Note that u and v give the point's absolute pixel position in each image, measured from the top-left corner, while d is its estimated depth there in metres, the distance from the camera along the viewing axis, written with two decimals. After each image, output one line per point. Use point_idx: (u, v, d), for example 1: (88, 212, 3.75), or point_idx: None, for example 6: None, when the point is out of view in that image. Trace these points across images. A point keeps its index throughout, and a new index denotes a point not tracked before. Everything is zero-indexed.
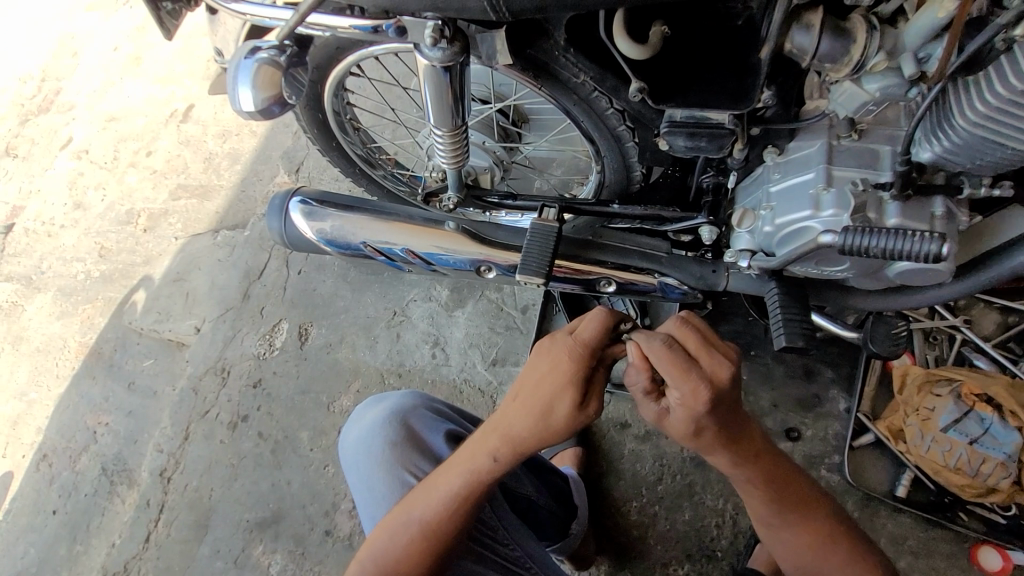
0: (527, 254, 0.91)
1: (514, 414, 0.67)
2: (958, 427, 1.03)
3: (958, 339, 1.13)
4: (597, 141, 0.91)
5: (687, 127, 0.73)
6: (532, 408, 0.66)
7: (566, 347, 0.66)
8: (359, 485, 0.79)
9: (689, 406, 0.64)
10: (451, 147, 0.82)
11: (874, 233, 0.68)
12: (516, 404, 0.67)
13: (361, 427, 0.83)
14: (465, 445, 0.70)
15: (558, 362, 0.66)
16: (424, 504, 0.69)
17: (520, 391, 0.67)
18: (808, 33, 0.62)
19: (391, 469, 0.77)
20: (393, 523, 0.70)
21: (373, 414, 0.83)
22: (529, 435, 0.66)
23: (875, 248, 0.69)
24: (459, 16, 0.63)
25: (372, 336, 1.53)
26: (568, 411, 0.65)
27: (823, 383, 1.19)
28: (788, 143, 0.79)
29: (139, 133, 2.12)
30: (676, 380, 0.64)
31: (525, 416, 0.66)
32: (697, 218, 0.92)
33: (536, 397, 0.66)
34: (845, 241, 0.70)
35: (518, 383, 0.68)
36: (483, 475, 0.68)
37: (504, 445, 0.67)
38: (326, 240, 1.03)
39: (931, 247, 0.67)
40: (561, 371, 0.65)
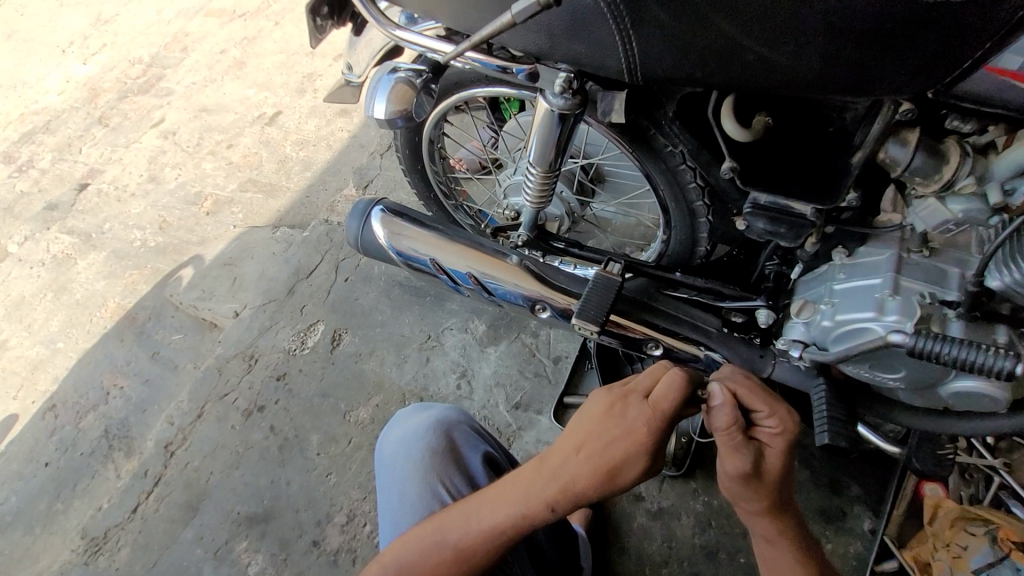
0: (587, 302, 0.95)
1: (575, 464, 0.66)
2: (991, 572, 0.98)
3: (996, 482, 1.09)
4: (671, 211, 0.96)
5: (770, 212, 0.77)
6: (603, 462, 0.65)
7: (647, 411, 0.66)
8: (387, 487, 0.79)
9: (787, 431, 0.68)
10: (540, 188, 0.87)
11: (946, 341, 0.70)
12: (582, 457, 0.66)
13: (403, 431, 0.84)
14: (513, 482, 0.69)
15: (637, 423, 0.66)
16: (461, 531, 0.68)
17: (588, 442, 0.67)
18: (903, 147, 0.67)
19: (424, 478, 0.77)
20: (421, 538, 0.69)
21: (418, 421, 0.85)
22: (587, 488, 0.65)
23: (944, 356, 0.70)
24: (593, 72, 0.70)
25: (402, 354, 1.55)
26: (635, 468, 0.65)
27: (849, 498, 1.16)
28: (857, 248, 0.83)
29: (226, 127, 2.29)
30: (771, 406, 0.69)
31: (592, 471, 0.65)
32: (754, 300, 0.97)
33: (604, 451, 0.65)
34: (916, 343, 0.71)
35: (585, 433, 0.67)
36: (530, 521, 0.66)
37: (558, 492, 0.66)
38: (397, 251, 1.09)
39: (1005, 363, 0.68)
40: (637, 435, 0.66)
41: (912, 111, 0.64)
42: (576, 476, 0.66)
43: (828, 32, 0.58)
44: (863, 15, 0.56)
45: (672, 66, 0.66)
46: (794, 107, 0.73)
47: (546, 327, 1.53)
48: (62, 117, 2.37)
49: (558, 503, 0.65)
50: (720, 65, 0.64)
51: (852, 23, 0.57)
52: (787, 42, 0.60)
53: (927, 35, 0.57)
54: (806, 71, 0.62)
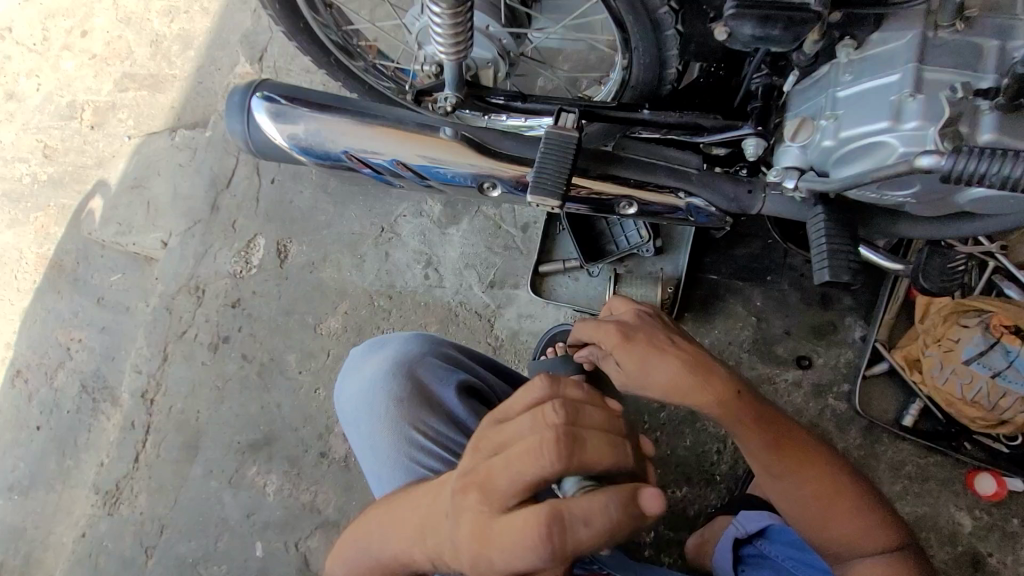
0: (542, 171, 0.77)
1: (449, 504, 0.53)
2: (982, 360, 0.97)
3: (989, 267, 1.05)
4: (628, 29, 0.75)
5: (761, 9, 0.57)
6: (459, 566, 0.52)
7: (475, 544, 0.49)
8: (367, 439, 0.79)
9: (616, 338, 0.76)
10: (451, 31, 0.68)
11: (993, 160, 0.56)
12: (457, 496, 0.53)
13: (359, 379, 0.82)
14: (430, 507, 0.58)
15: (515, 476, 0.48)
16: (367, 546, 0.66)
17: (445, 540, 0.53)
18: None
19: (400, 427, 0.77)
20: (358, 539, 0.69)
21: (375, 366, 0.81)
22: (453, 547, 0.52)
23: (991, 177, 0.57)
24: None
25: (358, 253, 1.40)
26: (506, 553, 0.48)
27: (840, 310, 1.14)
28: (869, 36, 0.65)
29: (70, 8, 1.79)
30: (590, 328, 0.79)
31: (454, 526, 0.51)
32: (742, 129, 0.77)
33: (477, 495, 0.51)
34: (956, 167, 0.57)
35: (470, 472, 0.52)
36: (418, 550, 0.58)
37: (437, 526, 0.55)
38: (301, 149, 0.86)
39: None
40: (483, 537, 0.49)
41: None
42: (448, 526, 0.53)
43: None
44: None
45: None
46: None
47: None
48: None
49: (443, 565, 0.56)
50: None
51: None
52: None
53: None
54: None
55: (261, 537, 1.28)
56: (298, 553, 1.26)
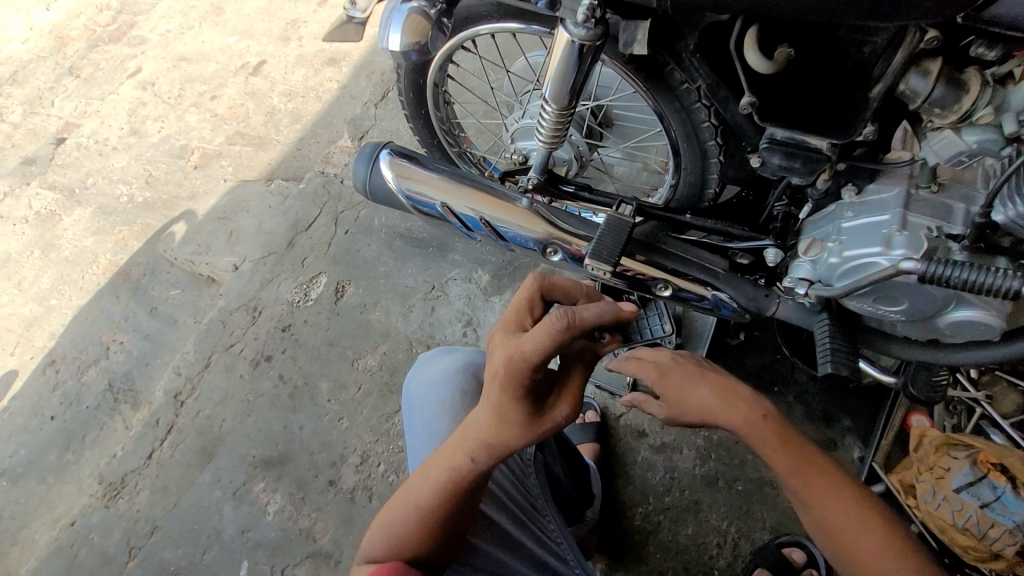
0: (601, 242, 0.96)
1: (494, 354, 0.65)
2: (971, 490, 1.04)
3: (976, 413, 1.17)
4: (682, 153, 0.97)
5: (785, 147, 0.78)
6: (491, 390, 0.64)
7: (507, 349, 0.63)
8: (425, 422, 0.89)
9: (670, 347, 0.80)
10: (553, 128, 0.89)
11: (958, 266, 0.72)
12: (498, 343, 0.66)
13: (431, 372, 0.94)
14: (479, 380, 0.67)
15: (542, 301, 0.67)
16: (417, 492, 0.73)
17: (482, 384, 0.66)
18: (925, 79, 0.67)
19: (457, 415, 0.88)
20: (400, 502, 0.75)
21: (445, 363, 0.95)
22: (502, 367, 0.62)
23: (956, 279, 0.73)
24: None
25: (407, 304, 1.55)
26: (550, 329, 0.60)
27: (840, 430, 1.23)
28: (867, 185, 0.85)
29: (208, 77, 2.19)
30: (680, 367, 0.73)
31: (500, 357, 0.63)
32: (764, 240, 0.98)
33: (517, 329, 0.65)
34: (928, 270, 0.74)
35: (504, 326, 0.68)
36: (477, 430, 0.67)
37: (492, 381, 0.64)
38: (406, 194, 1.08)
39: (1011, 283, 0.71)
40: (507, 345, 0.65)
41: (938, 38, 0.64)
42: (495, 362, 0.64)
43: None
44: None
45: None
46: (821, 39, 0.71)
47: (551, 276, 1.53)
48: (26, 68, 2.30)
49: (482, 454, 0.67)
50: None
51: None
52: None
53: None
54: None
55: (250, 556, 1.28)
56: None
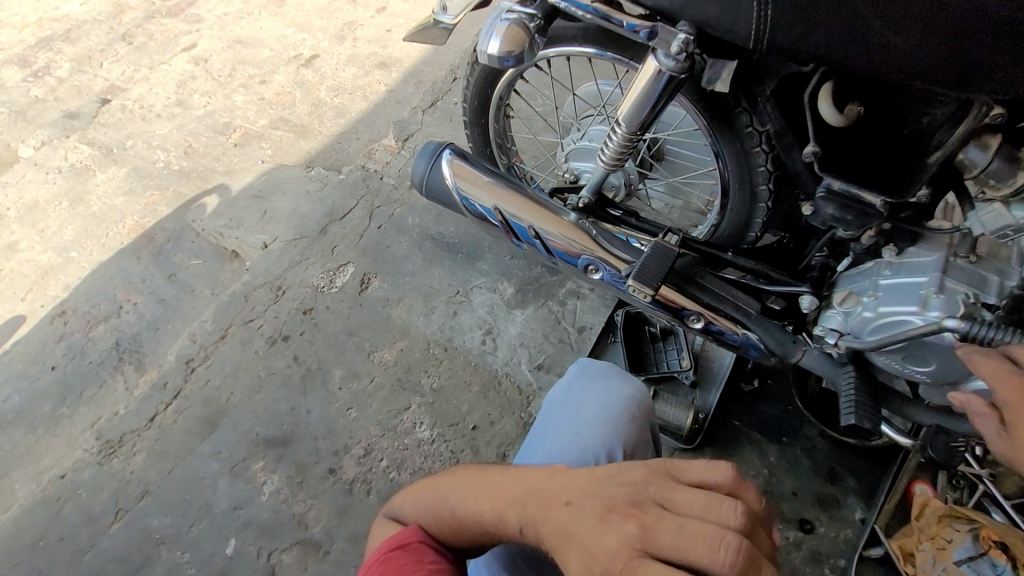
0: (645, 268, 0.99)
1: (609, 535, 0.46)
2: (971, 564, 1.06)
3: (979, 489, 1.18)
4: (731, 193, 1.02)
5: (840, 198, 0.82)
6: (575, 570, 0.46)
7: (619, 558, 0.44)
8: (578, 422, 0.85)
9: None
10: (619, 150, 0.93)
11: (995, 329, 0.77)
12: (629, 525, 0.46)
13: (602, 383, 0.91)
14: (576, 524, 0.49)
15: (711, 519, 0.44)
16: (462, 499, 0.61)
17: (574, 529, 0.49)
18: (983, 151, 0.72)
19: (611, 436, 0.83)
20: (444, 485, 0.64)
21: (617, 384, 0.91)
22: (601, 566, 0.45)
23: (992, 339, 0.78)
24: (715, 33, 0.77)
25: (430, 305, 1.57)
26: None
27: (844, 488, 1.24)
28: (907, 248, 0.89)
29: (261, 62, 2.26)
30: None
31: (613, 549, 0.45)
32: (800, 287, 1.00)
33: (665, 533, 0.44)
34: (969, 329, 0.78)
35: (653, 514, 0.46)
36: (541, 548, 0.52)
37: (582, 564, 0.46)
38: (461, 195, 1.11)
39: None
40: (631, 556, 0.44)
41: (1002, 115, 0.68)
42: (599, 547, 0.46)
43: (932, 18, 0.64)
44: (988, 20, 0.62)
45: (800, 44, 0.72)
46: (888, 102, 0.76)
47: (574, 298, 1.55)
48: (80, 28, 2.37)
49: (530, 540, 0.54)
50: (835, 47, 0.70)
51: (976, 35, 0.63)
52: (915, 24, 0.65)
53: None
54: (922, 63, 0.67)
55: (238, 535, 1.26)
56: (267, 563, 1.23)
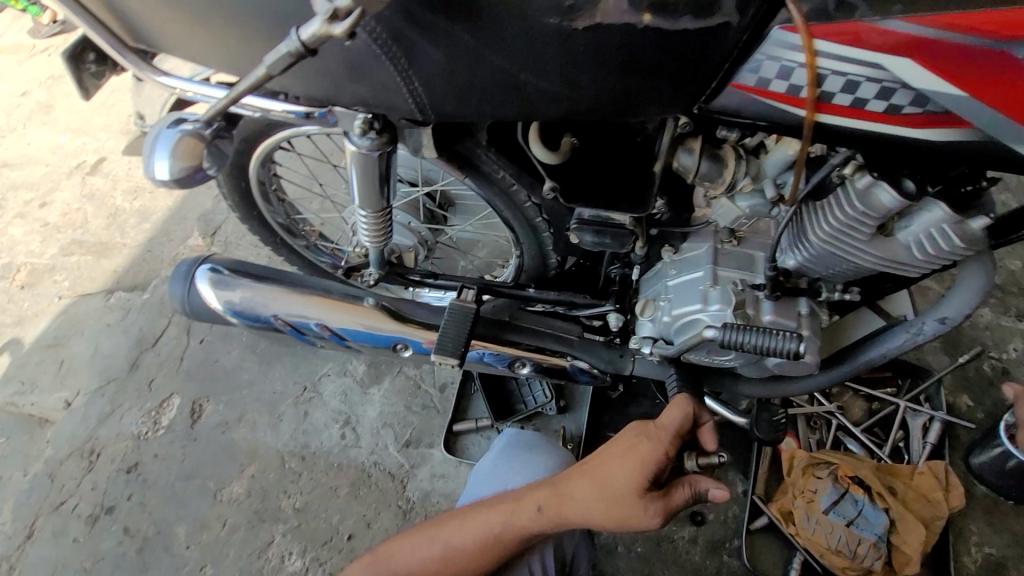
0: (443, 336, 0.93)
1: (618, 474, 0.79)
2: (837, 509, 1.10)
3: (834, 424, 1.25)
4: (516, 230, 0.96)
5: (593, 225, 0.80)
6: (625, 505, 0.78)
7: (631, 483, 0.78)
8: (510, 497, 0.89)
9: None
10: (376, 227, 0.87)
11: (746, 332, 0.80)
12: (619, 462, 0.79)
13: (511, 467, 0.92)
14: (583, 482, 0.81)
15: (649, 444, 0.80)
16: (468, 531, 0.85)
17: (603, 479, 0.80)
18: (690, 154, 0.70)
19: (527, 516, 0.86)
20: (450, 525, 0.87)
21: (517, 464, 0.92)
22: (629, 476, 0.78)
23: (744, 345, 0.80)
24: (388, 113, 0.69)
25: (275, 413, 1.40)
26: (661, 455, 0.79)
27: (724, 466, 1.25)
28: (682, 244, 0.90)
29: (35, 181, 1.88)
30: None
31: (631, 469, 0.78)
32: (605, 305, 0.98)
33: (630, 450, 0.80)
34: (724, 335, 0.81)
35: (626, 448, 0.81)
36: (528, 523, 0.82)
37: (592, 513, 0.80)
38: (233, 312, 0.98)
39: (790, 344, 0.79)
40: (641, 481, 0.78)
41: (689, 124, 0.67)
42: (621, 479, 0.79)
43: (573, 50, 0.60)
44: (635, 45, 0.60)
45: (475, 111, 0.67)
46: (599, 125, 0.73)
47: None
48: None
49: (549, 511, 0.82)
50: (513, 98, 0.65)
51: (612, 54, 0.60)
52: (562, 63, 0.61)
53: (672, 53, 0.60)
54: (594, 90, 0.63)
55: None
56: None
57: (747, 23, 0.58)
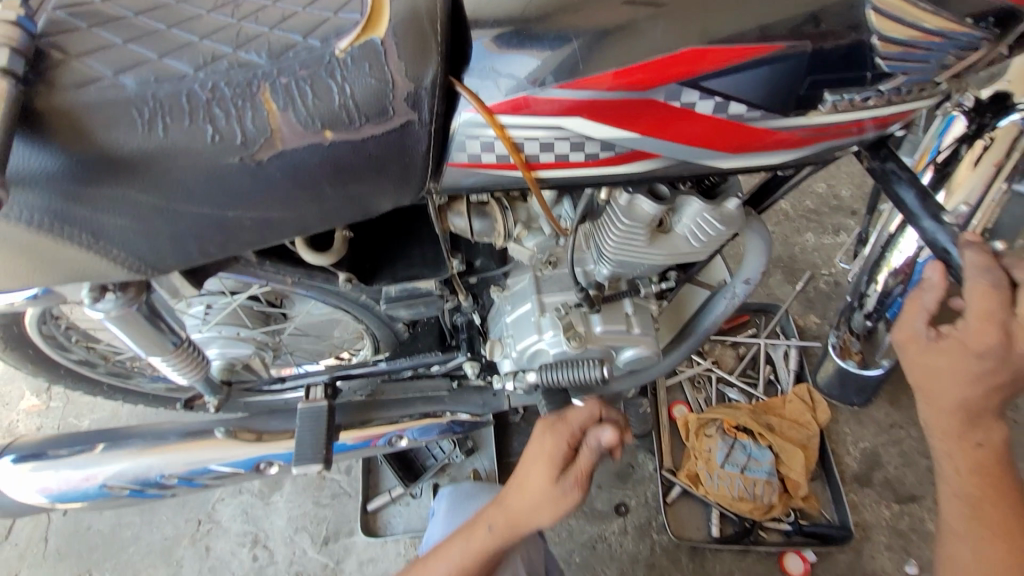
0: (300, 444, 0.88)
1: (520, 484, 0.76)
2: (730, 459, 1.19)
3: (714, 378, 1.33)
4: (349, 309, 0.94)
5: (403, 299, 0.79)
6: (543, 492, 0.75)
7: (544, 465, 0.76)
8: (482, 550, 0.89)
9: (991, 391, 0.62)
10: (183, 364, 0.77)
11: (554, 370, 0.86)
12: (530, 464, 0.77)
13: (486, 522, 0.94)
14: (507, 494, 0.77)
15: (553, 439, 0.77)
16: None
17: (521, 474, 0.77)
18: (460, 215, 0.69)
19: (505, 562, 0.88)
20: None
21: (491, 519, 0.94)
22: (542, 471, 0.75)
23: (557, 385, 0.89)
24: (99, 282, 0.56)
25: (173, 561, 1.27)
26: (561, 446, 0.77)
27: (631, 451, 1.28)
28: (506, 281, 0.89)
29: None
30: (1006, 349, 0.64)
31: (540, 462, 0.76)
32: (458, 356, 0.97)
33: (533, 456, 0.77)
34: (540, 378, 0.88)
35: (536, 450, 0.78)
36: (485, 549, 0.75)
37: (507, 518, 0.75)
38: (52, 496, 0.86)
39: (597, 371, 0.86)
40: (554, 462, 0.76)
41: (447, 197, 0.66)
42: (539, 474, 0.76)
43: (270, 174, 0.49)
44: (311, 170, 0.50)
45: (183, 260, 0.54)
46: None
47: None
48: None
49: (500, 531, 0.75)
50: (227, 239, 0.53)
51: (320, 174, 0.50)
52: (264, 192, 0.50)
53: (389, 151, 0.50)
54: (312, 210, 0.53)
55: None
56: None
57: (429, 115, 0.49)
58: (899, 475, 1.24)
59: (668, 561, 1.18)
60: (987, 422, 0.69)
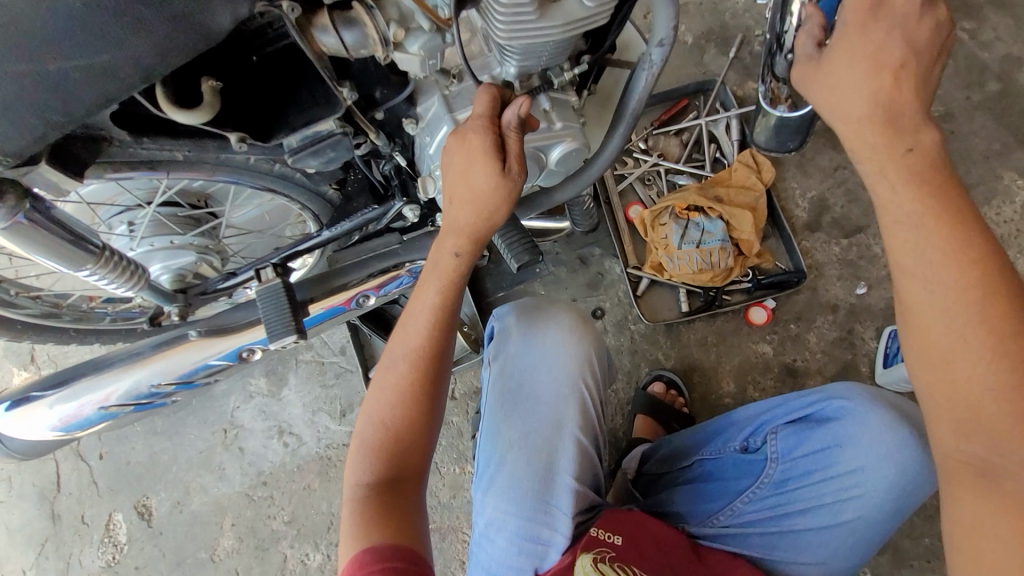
0: (267, 321, 0.90)
1: (454, 210, 0.76)
2: (686, 238, 1.24)
3: (662, 171, 1.34)
4: (271, 187, 0.92)
5: (308, 148, 0.76)
6: (481, 190, 0.74)
7: (469, 164, 0.73)
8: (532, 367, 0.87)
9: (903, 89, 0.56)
10: (116, 275, 0.77)
11: None
12: (458, 172, 0.74)
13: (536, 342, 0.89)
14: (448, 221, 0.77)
15: (469, 138, 0.73)
16: (392, 374, 0.76)
17: (452, 192, 0.75)
18: (328, 31, 0.62)
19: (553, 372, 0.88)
20: (380, 387, 0.76)
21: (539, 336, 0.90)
22: (473, 175, 0.73)
23: None
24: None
25: (215, 466, 1.39)
26: (484, 138, 0.72)
27: (597, 260, 1.33)
28: (415, 110, 0.84)
29: None
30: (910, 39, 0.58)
31: (465, 163, 0.73)
32: (394, 203, 0.96)
33: (459, 168, 0.74)
34: None
35: (457, 159, 0.74)
36: (451, 280, 0.77)
37: (461, 241, 0.77)
38: (63, 426, 0.92)
39: None
40: (481, 158, 0.73)
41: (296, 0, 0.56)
42: (472, 178, 0.74)
43: None
44: None
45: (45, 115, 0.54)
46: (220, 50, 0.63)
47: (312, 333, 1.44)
48: None
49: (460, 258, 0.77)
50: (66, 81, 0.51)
51: None
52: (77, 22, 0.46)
53: None
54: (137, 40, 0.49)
55: None
56: None
57: None
58: (845, 213, 1.31)
59: (649, 344, 1.29)
60: (916, 120, 0.58)
